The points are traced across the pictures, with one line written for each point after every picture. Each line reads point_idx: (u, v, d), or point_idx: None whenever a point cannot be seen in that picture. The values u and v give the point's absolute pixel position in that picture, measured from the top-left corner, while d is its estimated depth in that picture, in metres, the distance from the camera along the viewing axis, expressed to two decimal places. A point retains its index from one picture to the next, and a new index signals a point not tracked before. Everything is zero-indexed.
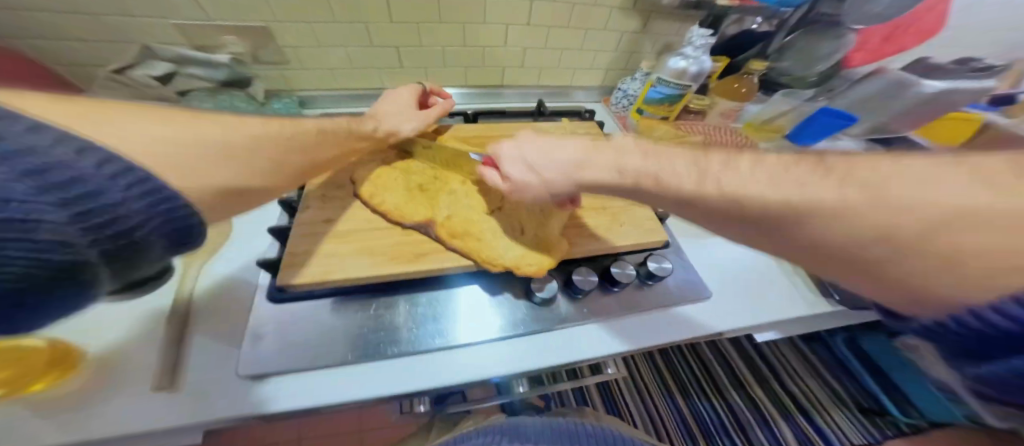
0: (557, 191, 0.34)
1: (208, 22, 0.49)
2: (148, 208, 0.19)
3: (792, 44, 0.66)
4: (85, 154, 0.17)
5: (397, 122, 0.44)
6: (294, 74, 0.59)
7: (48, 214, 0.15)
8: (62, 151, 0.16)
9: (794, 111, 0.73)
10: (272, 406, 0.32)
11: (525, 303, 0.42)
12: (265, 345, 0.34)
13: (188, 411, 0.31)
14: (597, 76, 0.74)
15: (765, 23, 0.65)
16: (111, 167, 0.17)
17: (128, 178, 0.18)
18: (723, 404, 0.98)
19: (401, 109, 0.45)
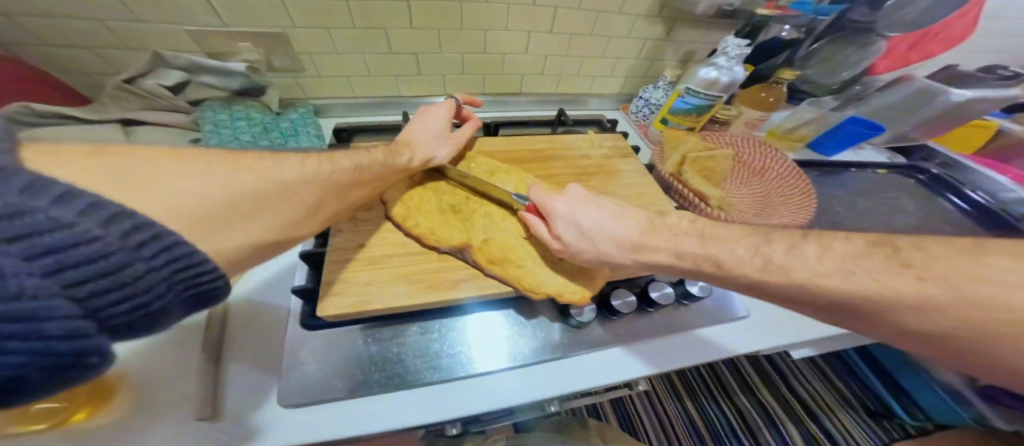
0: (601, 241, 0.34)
1: (221, 29, 0.46)
2: (171, 275, 0.18)
3: (818, 51, 0.65)
4: (111, 224, 0.16)
5: (433, 146, 0.44)
6: (309, 82, 0.57)
7: (65, 297, 0.14)
8: (90, 223, 0.15)
9: (818, 120, 0.71)
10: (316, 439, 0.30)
11: (561, 326, 0.41)
12: (302, 374, 0.32)
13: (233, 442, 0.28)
14: (617, 83, 0.72)
15: (794, 31, 0.63)
16: (138, 235, 0.16)
17: (153, 246, 0.17)
18: (734, 409, 0.98)
19: (431, 134, 0.45)
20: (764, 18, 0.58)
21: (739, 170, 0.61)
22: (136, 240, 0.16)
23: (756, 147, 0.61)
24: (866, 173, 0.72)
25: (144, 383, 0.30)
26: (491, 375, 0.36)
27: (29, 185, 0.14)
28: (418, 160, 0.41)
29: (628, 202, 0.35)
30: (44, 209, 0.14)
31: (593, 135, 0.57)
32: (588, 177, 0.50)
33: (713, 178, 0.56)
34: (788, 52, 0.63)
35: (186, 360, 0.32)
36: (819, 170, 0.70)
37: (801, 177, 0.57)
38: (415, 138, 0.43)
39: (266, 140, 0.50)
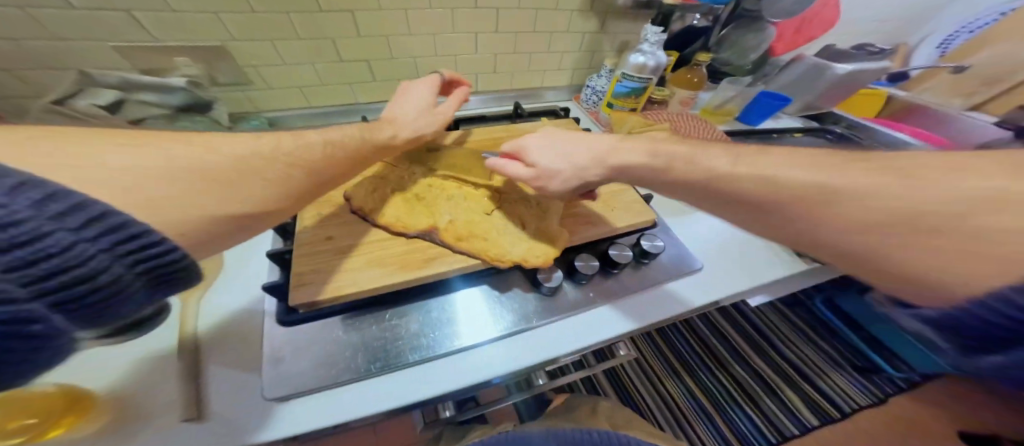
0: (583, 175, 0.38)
1: (155, 44, 0.46)
2: (123, 253, 0.19)
3: (727, 38, 0.78)
4: (16, 192, 0.16)
5: (422, 115, 0.45)
6: (260, 95, 0.57)
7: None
8: (15, 199, 0.16)
9: (739, 96, 0.81)
10: (297, 430, 0.30)
11: (534, 295, 0.43)
12: (282, 369, 0.32)
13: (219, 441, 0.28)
14: (565, 76, 0.78)
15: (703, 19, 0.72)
16: (53, 203, 0.17)
17: (76, 216, 0.17)
18: (728, 375, 0.99)
19: (423, 100, 0.47)
20: (671, 8, 0.65)
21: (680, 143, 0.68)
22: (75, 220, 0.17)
23: (694, 122, 0.69)
24: (786, 137, 0.83)
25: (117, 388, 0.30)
26: (471, 348, 0.38)
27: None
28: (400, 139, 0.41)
29: (596, 155, 0.38)
30: None
31: (546, 122, 0.61)
32: None
33: None
34: (703, 39, 0.75)
35: (161, 372, 0.31)
36: (746, 139, 0.79)
37: (730, 145, 0.64)
38: (399, 110, 0.44)
39: None
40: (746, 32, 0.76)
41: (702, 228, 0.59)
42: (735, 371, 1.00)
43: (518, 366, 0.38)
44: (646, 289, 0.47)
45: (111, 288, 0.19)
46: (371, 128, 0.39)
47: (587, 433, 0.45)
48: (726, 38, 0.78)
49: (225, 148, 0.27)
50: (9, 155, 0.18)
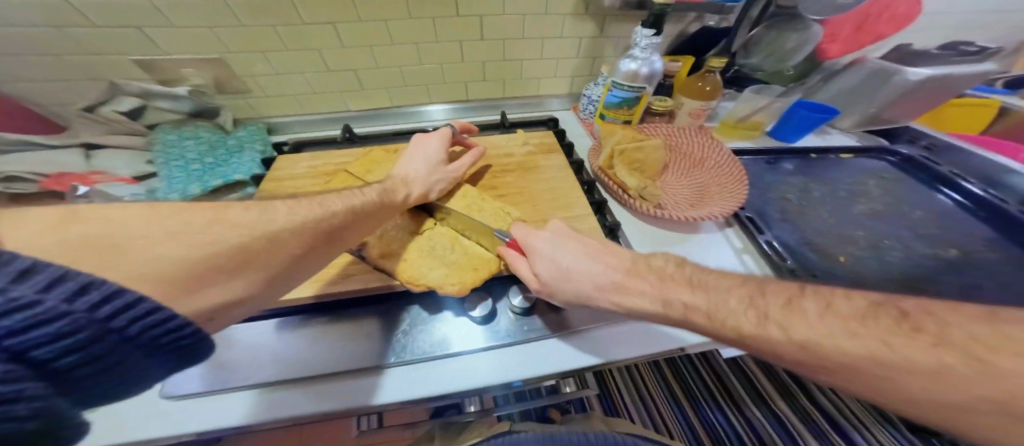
0: (589, 276, 0.34)
1: (166, 57, 0.51)
2: (141, 337, 0.18)
3: (758, 39, 0.67)
4: (80, 295, 0.16)
5: (431, 181, 0.44)
6: (259, 102, 0.61)
7: (24, 380, 0.14)
8: (56, 298, 0.15)
9: (770, 106, 0.68)
10: (207, 428, 0.32)
11: (466, 322, 0.40)
12: (193, 371, 0.35)
13: (93, 442, 0.31)
14: (562, 84, 0.73)
15: (723, 20, 0.63)
16: (108, 305, 0.17)
17: (131, 313, 0.18)
18: (743, 418, 0.63)
19: (430, 161, 0.46)
20: (663, 7, 0.53)
21: (680, 160, 0.60)
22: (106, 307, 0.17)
23: (696, 136, 0.60)
24: (829, 158, 0.68)
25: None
26: (445, 361, 0.38)
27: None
28: (416, 196, 0.41)
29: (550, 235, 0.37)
30: (3, 289, 0.14)
31: (521, 135, 0.59)
32: (504, 174, 0.51)
33: (646, 170, 0.55)
34: (724, 43, 0.65)
35: None
36: (773, 157, 0.66)
37: (736, 166, 0.55)
38: (409, 168, 0.43)
39: (211, 157, 0.52)
40: (779, 34, 0.66)
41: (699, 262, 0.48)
42: (744, 407, 0.63)
43: (476, 386, 0.36)
44: (591, 328, 0.41)
45: (121, 369, 0.19)
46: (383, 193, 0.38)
47: (588, 437, 0.41)
48: (756, 40, 0.67)
49: (270, 214, 0.27)
50: (52, 235, 0.18)
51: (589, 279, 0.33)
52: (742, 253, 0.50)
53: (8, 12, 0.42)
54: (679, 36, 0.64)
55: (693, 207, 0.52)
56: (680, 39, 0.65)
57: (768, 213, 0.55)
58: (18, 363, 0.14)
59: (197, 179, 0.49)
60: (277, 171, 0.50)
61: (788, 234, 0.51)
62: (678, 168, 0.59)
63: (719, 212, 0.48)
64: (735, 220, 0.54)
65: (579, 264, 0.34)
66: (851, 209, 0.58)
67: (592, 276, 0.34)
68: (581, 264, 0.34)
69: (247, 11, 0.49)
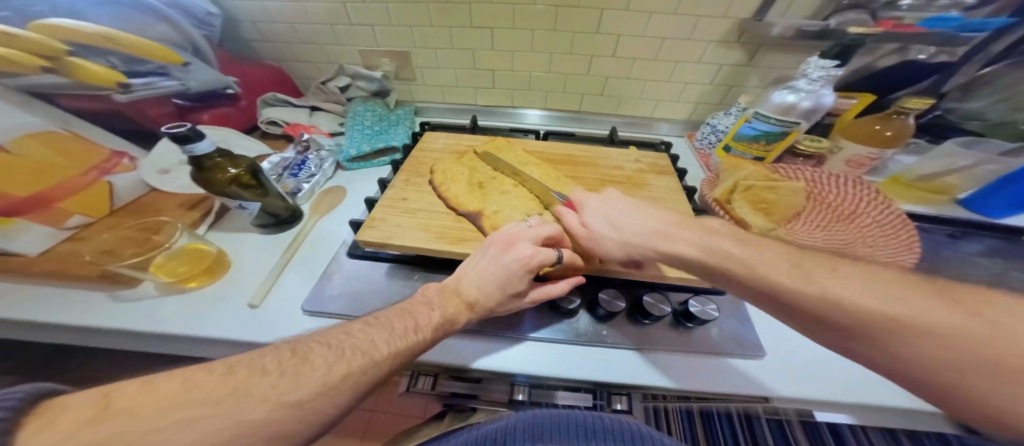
0: (630, 226, 0.37)
1: (378, 47, 0.67)
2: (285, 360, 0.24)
3: (999, 78, 0.54)
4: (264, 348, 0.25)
5: (504, 299, 0.35)
6: (417, 89, 0.75)
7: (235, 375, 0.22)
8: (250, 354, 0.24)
9: (971, 168, 0.54)
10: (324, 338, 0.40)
11: (546, 311, 0.43)
12: (329, 286, 0.44)
13: (255, 326, 0.40)
14: (683, 109, 0.70)
15: (941, 53, 0.52)
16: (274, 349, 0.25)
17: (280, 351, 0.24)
18: None
19: (506, 273, 0.35)
20: (860, 36, 0.50)
21: (819, 209, 0.52)
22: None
23: (850, 187, 0.51)
24: None
25: (240, 267, 0.46)
26: (518, 339, 0.41)
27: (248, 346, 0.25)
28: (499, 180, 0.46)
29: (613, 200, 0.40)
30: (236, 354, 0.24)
31: (634, 152, 0.59)
32: (612, 185, 0.53)
33: (773, 213, 0.50)
34: (934, 79, 0.55)
35: (261, 263, 0.47)
36: (959, 229, 0.52)
37: (906, 231, 0.45)
38: (481, 281, 0.34)
39: (378, 127, 0.66)
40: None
41: None
42: None
43: (541, 371, 0.38)
44: (664, 350, 0.40)
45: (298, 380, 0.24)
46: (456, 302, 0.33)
47: (601, 420, 0.38)
48: (989, 80, 0.54)
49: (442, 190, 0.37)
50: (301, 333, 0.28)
51: (626, 229, 0.37)
52: None
53: (303, 13, 0.62)
54: (861, 70, 0.55)
55: None
56: (863, 73, 0.55)
57: None
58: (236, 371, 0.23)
59: (366, 141, 0.63)
60: (422, 145, 0.61)
61: None
62: (815, 217, 0.51)
63: None
64: None
65: (628, 221, 0.38)
66: None
67: (641, 226, 0.37)
68: (630, 224, 0.38)
69: (439, 16, 0.61)
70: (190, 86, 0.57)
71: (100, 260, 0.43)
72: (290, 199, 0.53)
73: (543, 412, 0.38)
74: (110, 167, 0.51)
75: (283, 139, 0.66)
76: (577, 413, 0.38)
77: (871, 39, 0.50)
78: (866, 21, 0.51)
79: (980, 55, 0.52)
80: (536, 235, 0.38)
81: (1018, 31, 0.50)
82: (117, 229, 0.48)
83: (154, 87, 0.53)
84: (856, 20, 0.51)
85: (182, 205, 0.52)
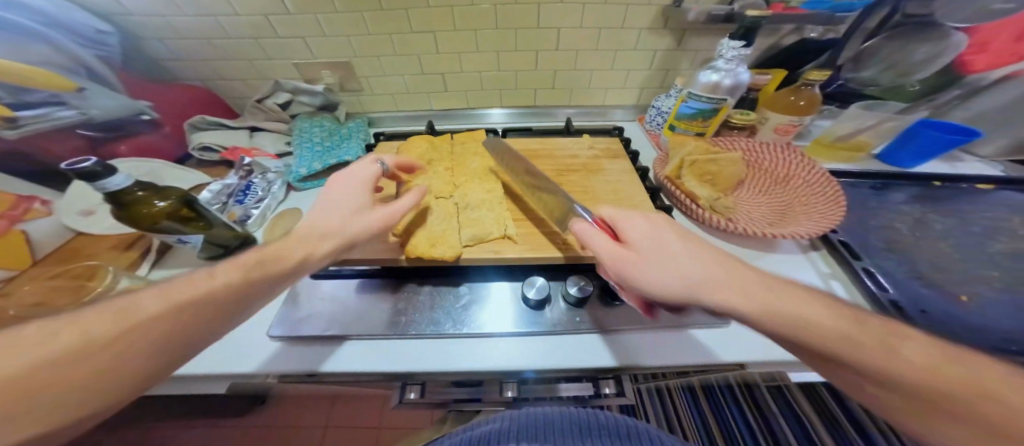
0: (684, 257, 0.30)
1: (315, 60, 0.65)
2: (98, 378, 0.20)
3: (873, 50, 0.60)
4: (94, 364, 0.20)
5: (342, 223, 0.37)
6: (367, 99, 0.73)
7: None
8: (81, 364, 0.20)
9: (882, 125, 0.60)
10: (290, 367, 0.39)
11: (521, 306, 0.43)
12: (295, 312, 0.42)
13: (221, 361, 0.39)
14: (630, 95, 0.73)
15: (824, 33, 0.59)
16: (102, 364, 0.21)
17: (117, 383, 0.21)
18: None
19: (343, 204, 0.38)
20: (758, 19, 0.50)
21: (760, 177, 0.56)
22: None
23: (779, 153, 0.56)
24: (959, 188, 0.57)
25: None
26: (497, 338, 0.41)
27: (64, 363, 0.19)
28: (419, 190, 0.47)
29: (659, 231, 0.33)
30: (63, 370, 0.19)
31: (587, 140, 0.61)
32: (569, 173, 0.54)
33: (719, 184, 0.54)
34: (829, 54, 0.60)
35: None
36: (878, 181, 0.58)
37: (832, 186, 0.49)
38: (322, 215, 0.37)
39: (329, 142, 0.64)
40: (906, 44, 0.59)
41: None
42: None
43: (524, 368, 0.39)
44: (641, 327, 0.41)
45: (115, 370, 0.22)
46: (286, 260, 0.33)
47: (596, 416, 0.39)
48: (871, 52, 0.60)
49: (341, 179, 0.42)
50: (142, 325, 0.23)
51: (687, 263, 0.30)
52: (829, 279, 0.45)
53: (227, 31, 0.58)
54: (769, 50, 0.61)
55: (773, 226, 0.48)
56: (771, 52, 0.61)
57: (871, 241, 0.48)
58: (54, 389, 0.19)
59: (317, 157, 0.61)
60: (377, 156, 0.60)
61: (894, 265, 0.44)
62: (755, 184, 0.56)
63: (805, 231, 0.44)
64: (824, 244, 0.48)
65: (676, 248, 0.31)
66: (988, 249, 0.48)
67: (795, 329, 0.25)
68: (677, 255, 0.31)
69: (376, 24, 0.60)
70: (92, 115, 0.52)
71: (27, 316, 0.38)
72: (240, 227, 0.50)
73: (538, 412, 0.38)
74: (19, 214, 0.45)
75: (224, 165, 0.62)
76: (573, 410, 0.40)
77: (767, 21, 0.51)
78: (761, 5, 0.54)
79: (858, 31, 0.58)
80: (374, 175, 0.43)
81: (880, 11, 0.56)
82: (44, 279, 0.43)
83: (45, 119, 0.47)
84: (754, 4, 0.55)
85: (117, 245, 0.48)
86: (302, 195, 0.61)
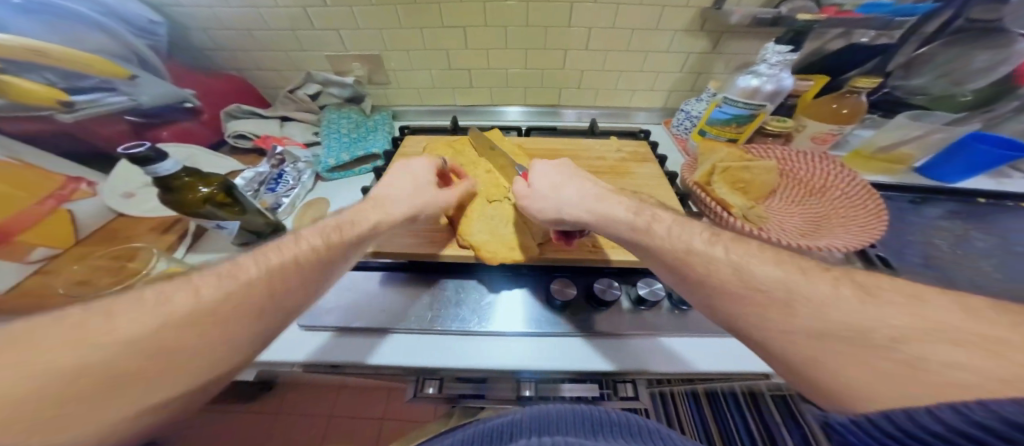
0: (568, 195, 0.40)
1: (345, 53, 0.65)
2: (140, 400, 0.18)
3: (931, 58, 0.58)
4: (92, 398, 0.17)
5: (400, 205, 0.40)
6: (393, 93, 0.74)
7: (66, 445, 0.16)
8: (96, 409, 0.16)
9: (929, 137, 0.57)
10: (319, 355, 0.40)
11: (544, 306, 0.43)
12: (324, 301, 0.43)
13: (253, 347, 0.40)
14: (659, 97, 0.72)
15: (879, 36, 0.57)
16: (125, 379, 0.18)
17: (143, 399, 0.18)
18: None
19: (409, 187, 0.43)
20: (809, 23, 0.51)
21: (792, 187, 0.55)
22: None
23: (816, 162, 0.54)
24: (1009, 207, 0.54)
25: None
26: (520, 337, 0.41)
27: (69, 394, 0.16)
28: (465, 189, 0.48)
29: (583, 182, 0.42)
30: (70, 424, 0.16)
31: (615, 142, 0.60)
32: (597, 175, 0.53)
33: (750, 192, 0.52)
34: (877, 61, 0.58)
35: None
36: (919, 196, 0.55)
37: (874, 198, 0.47)
38: (389, 198, 0.40)
39: (355, 134, 0.65)
40: (967, 51, 0.56)
41: None
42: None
43: (547, 367, 0.39)
44: (654, 333, 0.41)
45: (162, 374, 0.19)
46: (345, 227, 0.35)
47: (608, 414, 0.36)
48: (925, 58, 0.58)
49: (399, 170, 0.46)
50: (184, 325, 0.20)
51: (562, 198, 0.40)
52: None
53: (263, 21, 0.59)
54: (813, 54, 0.59)
55: (807, 237, 0.46)
56: (816, 56, 0.59)
57: (908, 257, 0.46)
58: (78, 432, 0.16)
59: (345, 149, 0.62)
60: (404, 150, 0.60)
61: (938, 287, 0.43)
62: (787, 194, 0.54)
63: (842, 244, 0.42)
64: (860, 258, 0.46)
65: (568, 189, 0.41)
66: None
67: None
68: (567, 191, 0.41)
69: (408, 18, 0.60)
70: (141, 102, 0.53)
71: (74, 293, 0.40)
72: (271, 215, 0.51)
73: (550, 408, 0.36)
74: (67, 194, 0.47)
75: (255, 153, 0.64)
76: (586, 409, 0.37)
77: (821, 24, 0.52)
78: (813, 8, 0.53)
79: (915, 38, 0.56)
80: (434, 164, 0.48)
81: (943, 14, 0.54)
82: (89, 259, 0.44)
83: (97, 105, 0.49)
84: (805, 7, 0.53)
85: (156, 229, 0.49)
86: (328, 185, 0.61)
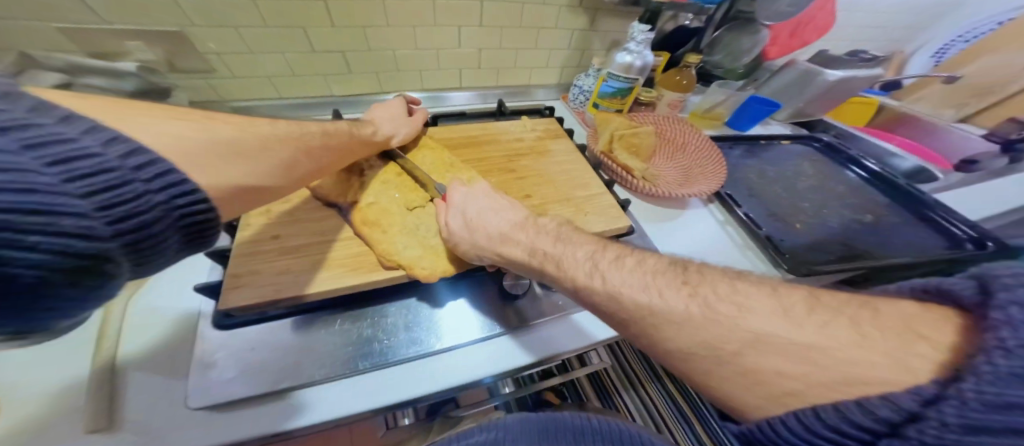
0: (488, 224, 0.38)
1: (107, 26, 0.42)
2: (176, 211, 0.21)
3: (720, 39, 0.79)
4: (110, 145, 0.18)
5: (392, 127, 0.48)
6: (223, 83, 0.53)
7: (72, 199, 0.16)
8: (125, 163, 0.18)
9: (729, 99, 0.80)
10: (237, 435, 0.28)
11: (504, 301, 0.41)
12: (216, 373, 0.30)
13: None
14: (553, 74, 0.75)
15: (696, 20, 0.72)
16: (134, 158, 0.19)
17: (160, 180, 0.20)
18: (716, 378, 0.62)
19: (393, 114, 0.50)
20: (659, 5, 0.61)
21: (665, 146, 0.67)
22: (93, 137, 0.18)
23: (678, 124, 0.68)
24: (774, 144, 0.81)
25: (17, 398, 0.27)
26: (489, 338, 0.39)
27: (74, 119, 0.18)
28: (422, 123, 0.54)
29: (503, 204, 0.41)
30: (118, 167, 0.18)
31: (527, 121, 0.60)
32: (519, 158, 0.53)
33: (641, 154, 0.61)
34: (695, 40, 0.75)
35: (72, 371, 0.29)
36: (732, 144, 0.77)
37: (715, 149, 0.63)
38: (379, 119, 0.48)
39: None
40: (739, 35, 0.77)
41: (700, 233, 0.56)
42: None
43: (523, 359, 0.38)
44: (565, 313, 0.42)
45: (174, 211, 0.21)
46: (354, 133, 0.42)
47: (591, 422, 0.35)
48: (717, 40, 0.79)
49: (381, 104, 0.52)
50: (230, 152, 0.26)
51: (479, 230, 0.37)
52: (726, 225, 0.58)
53: None
54: (659, 32, 0.72)
55: (684, 185, 0.58)
56: (660, 36, 0.72)
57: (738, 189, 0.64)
58: (75, 188, 0.16)
59: None
60: None
61: (757, 209, 0.60)
62: (664, 153, 0.66)
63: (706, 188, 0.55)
64: (716, 197, 0.62)
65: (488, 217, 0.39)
66: (794, 186, 0.70)
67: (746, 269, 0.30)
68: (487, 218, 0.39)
69: None
70: None
71: None
72: None
73: (533, 417, 0.35)
74: None
75: None
76: (564, 417, 0.35)
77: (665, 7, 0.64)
78: None
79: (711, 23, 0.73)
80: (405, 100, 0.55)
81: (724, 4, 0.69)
82: None
83: None
84: None
85: None
86: None
